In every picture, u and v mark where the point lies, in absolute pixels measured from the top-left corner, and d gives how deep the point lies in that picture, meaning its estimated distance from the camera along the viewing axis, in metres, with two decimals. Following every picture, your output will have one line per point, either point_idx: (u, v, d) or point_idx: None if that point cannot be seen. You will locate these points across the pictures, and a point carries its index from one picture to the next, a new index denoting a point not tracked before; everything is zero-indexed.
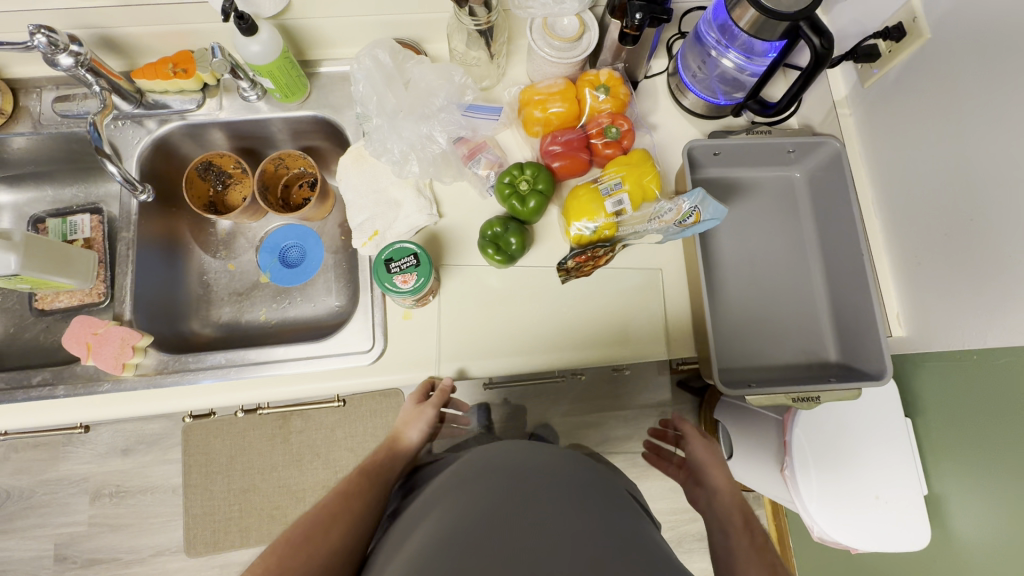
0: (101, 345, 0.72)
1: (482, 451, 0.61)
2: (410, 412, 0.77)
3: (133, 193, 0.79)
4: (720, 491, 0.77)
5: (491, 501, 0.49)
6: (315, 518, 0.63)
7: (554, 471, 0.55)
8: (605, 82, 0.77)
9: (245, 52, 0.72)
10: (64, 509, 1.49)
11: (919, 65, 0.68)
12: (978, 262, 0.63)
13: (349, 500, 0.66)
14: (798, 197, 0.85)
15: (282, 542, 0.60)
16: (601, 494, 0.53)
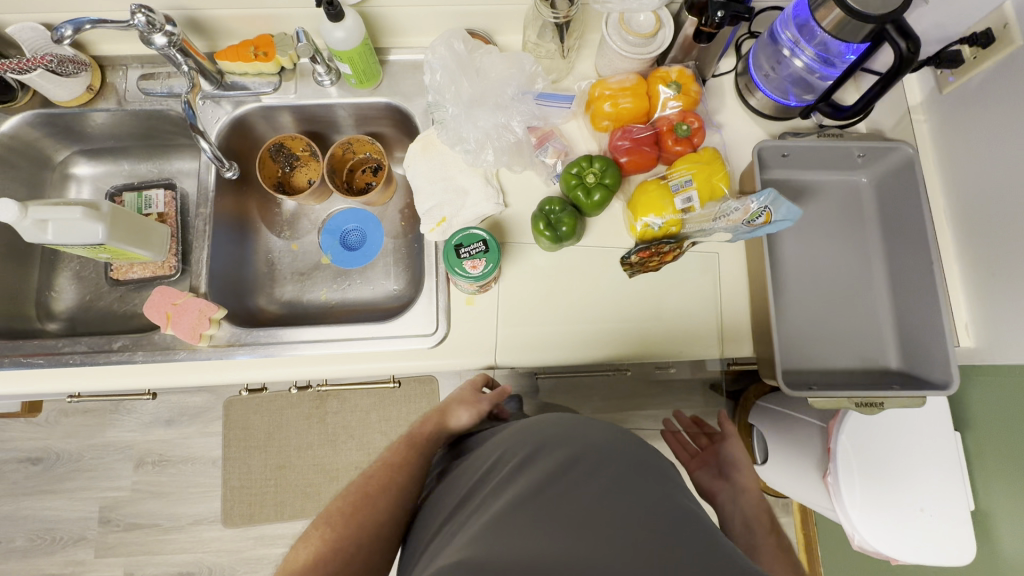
0: (180, 315, 0.75)
1: (536, 419, 0.59)
2: (463, 394, 0.76)
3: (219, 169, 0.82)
4: (747, 490, 0.78)
5: (558, 480, 0.47)
6: (364, 488, 0.66)
7: (617, 440, 0.52)
8: (676, 80, 0.78)
9: (329, 38, 0.74)
10: (109, 474, 1.55)
11: (1007, 72, 0.67)
12: None
13: (393, 472, 0.67)
14: (863, 202, 0.84)
15: (335, 512, 0.65)
16: (668, 472, 0.51)
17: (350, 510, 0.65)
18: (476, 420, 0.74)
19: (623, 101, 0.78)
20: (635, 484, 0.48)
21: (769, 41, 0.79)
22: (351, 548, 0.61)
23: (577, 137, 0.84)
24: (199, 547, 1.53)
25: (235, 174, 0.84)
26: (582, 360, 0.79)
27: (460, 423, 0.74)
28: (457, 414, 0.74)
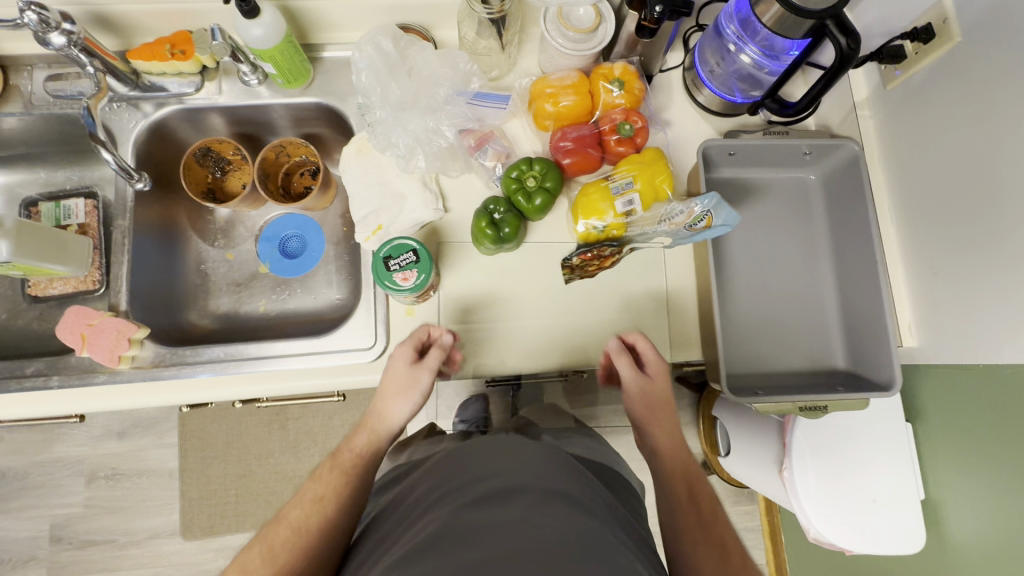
0: (96, 336, 0.70)
1: (460, 455, 0.61)
2: (399, 377, 0.68)
3: (127, 181, 0.75)
4: (660, 453, 0.69)
5: (471, 514, 0.49)
6: (279, 533, 0.58)
7: (530, 466, 0.55)
8: (619, 76, 0.75)
9: (246, 36, 0.68)
10: (59, 491, 1.49)
11: (947, 68, 0.65)
12: (990, 250, 0.63)
13: (320, 506, 0.59)
14: (811, 199, 0.83)
15: (239, 569, 0.56)
16: (582, 489, 0.54)
17: (255, 564, 0.55)
18: (417, 404, 0.69)
19: (565, 99, 0.75)
20: (547, 506, 0.49)
21: (714, 34, 0.77)
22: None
23: (521, 137, 0.81)
24: (158, 561, 1.48)
25: (146, 184, 0.77)
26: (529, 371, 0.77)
27: (400, 414, 0.68)
28: (396, 404, 0.68)
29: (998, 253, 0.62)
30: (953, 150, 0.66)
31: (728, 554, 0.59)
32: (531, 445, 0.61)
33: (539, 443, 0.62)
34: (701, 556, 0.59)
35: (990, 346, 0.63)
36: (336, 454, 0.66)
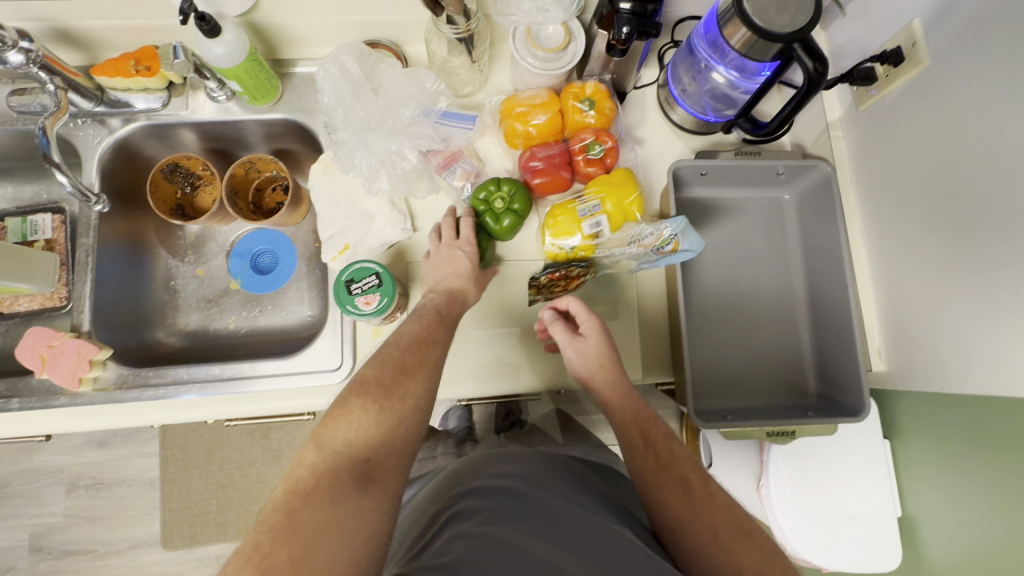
0: (56, 359, 0.70)
1: (462, 471, 0.65)
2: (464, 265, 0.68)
3: (86, 204, 0.74)
4: (609, 406, 0.67)
5: (485, 526, 0.53)
6: (400, 356, 0.57)
7: (534, 479, 0.61)
8: (590, 96, 0.74)
9: (209, 55, 0.67)
10: (39, 501, 1.48)
11: (916, 93, 0.65)
12: (951, 276, 0.63)
13: (424, 347, 0.59)
14: (784, 219, 0.83)
15: (369, 381, 0.54)
16: (585, 499, 0.59)
17: (388, 380, 0.54)
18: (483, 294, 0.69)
19: (535, 117, 0.74)
20: (556, 514, 0.55)
21: (687, 52, 0.76)
22: (399, 423, 0.53)
23: (494, 154, 0.80)
24: (138, 571, 1.47)
25: (106, 207, 0.76)
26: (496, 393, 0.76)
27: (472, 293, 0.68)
28: (467, 289, 0.67)
29: (956, 279, 0.62)
30: (918, 179, 0.66)
31: (696, 486, 0.59)
32: (532, 456, 0.67)
33: (535, 453, 0.68)
34: (667, 498, 0.58)
35: (951, 375, 0.63)
36: (422, 308, 0.65)
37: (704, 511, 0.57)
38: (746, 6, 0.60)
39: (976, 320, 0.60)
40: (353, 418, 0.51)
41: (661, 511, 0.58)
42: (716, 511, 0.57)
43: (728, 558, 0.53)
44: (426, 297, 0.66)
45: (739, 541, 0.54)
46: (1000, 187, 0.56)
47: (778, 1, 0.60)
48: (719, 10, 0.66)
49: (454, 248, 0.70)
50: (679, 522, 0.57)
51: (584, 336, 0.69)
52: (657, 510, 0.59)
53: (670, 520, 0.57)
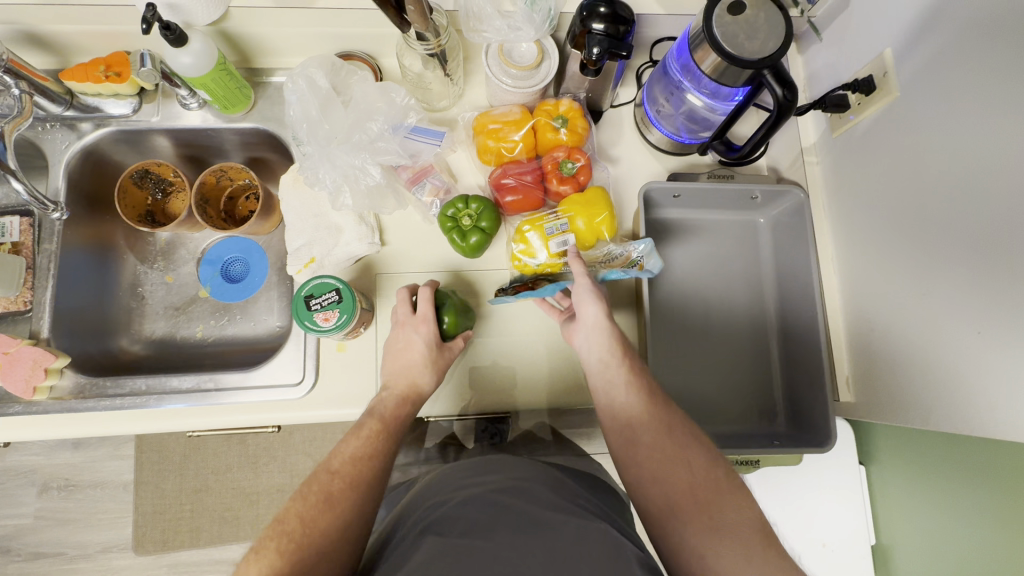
0: (12, 365, 0.69)
1: (438, 480, 0.65)
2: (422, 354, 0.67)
3: (44, 211, 0.72)
4: (593, 326, 0.65)
5: (464, 538, 0.53)
6: (331, 485, 0.58)
7: (516, 480, 0.62)
8: (563, 113, 0.73)
9: (176, 64, 0.67)
10: (11, 501, 1.46)
11: (888, 122, 0.65)
12: (914, 309, 0.63)
13: (365, 464, 0.60)
14: (759, 243, 0.82)
15: (293, 517, 0.55)
16: (568, 498, 0.60)
17: (310, 515, 0.55)
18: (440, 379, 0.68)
19: (508, 135, 0.73)
20: (538, 518, 0.55)
21: (661, 73, 0.75)
22: (318, 558, 0.53)
23: (467, 169, 0.80)
24: None
25: (65, 215, 0.74)
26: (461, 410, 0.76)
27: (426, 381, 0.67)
28: (422, 377, 0.67)
29: (918, 313, 0.62)
30: (889, 208, 0.66)
31: (658, 394, 0.63)
32: (515, 461, 0.67)
33: (517, 459, 0.68)
34: (631, 401, 0.61)
35: (916, 407, 0.63)
36: (368, 414, 0.65)
37: (663, 416, 0.61)
38: (716, 31, 0.59)
39: (936, 357, 0.59)
40: (267, 561, 0.52)
41: (620, 411, 0.61)
42: (675, 419, 0.61)
43: (680, 460, 0.58)
44: (380, 396, 0.67)
45: (692, 446, 0.59)
46: (969, 221, 0.55)
47: (749, 27, 0.59)
48: (691, 33, 0.65)
49: (411, 327, 0.68)
50: (640, 435, 0.60)
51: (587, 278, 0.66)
52: (617, 411, 0.62)
53: (629, 420, 0.61)
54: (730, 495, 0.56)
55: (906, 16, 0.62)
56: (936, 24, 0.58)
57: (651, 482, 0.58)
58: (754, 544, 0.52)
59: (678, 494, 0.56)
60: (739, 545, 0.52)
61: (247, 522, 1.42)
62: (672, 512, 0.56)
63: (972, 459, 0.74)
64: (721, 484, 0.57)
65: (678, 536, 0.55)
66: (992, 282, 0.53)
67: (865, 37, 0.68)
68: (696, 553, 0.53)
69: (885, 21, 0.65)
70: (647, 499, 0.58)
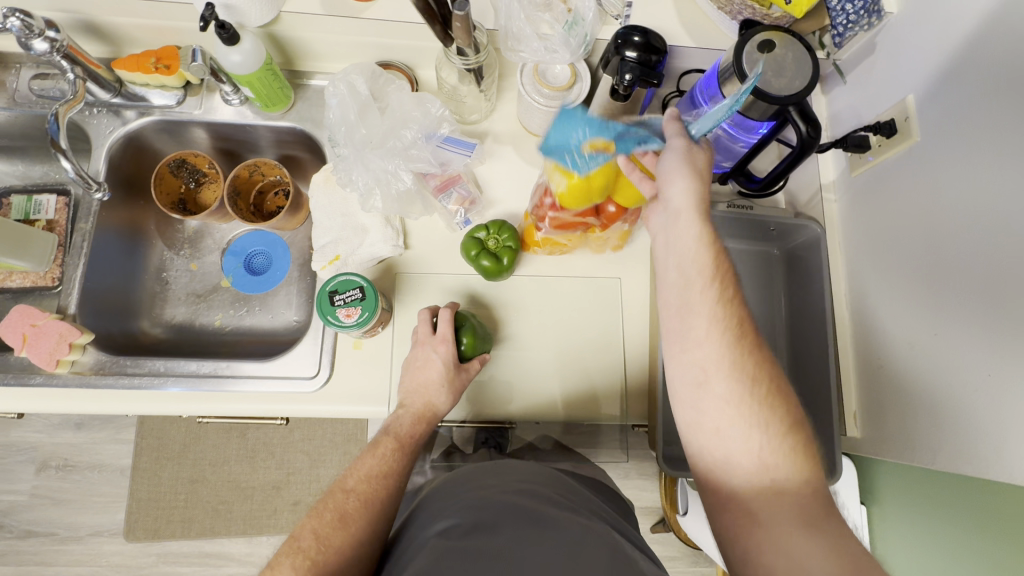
0: (38, 338, 0.71)
1: (446, 485, 0.66)
2: (440, 376, 0.69)
3: (87, 190, 0.75)
4: (676, 216, 0.58)
5: (467, 538, 0.54)
6: (346, 503, 0.60)
7: (522, 483, 0.63)
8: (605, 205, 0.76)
9: (226, 61, 0.70)
10: (8, 477, 1.44)
11: (906, 165, 0.67)
12: (920, 348, 0.64)
13: (381, 482, 0.63)
14: (774, 274, 0.84)
15: (309, 533, 0.57)
16: (576, 504, 0.61)
17: (326, 532, 0.57)
18: (452, 400, 0.70)
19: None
20: (541, 514, 0.57)
21: (688, 103, 0.77)
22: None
23: (494, 180, 0.82)
24: (96, 560, 1.42)
25: (106, 196, 0.78)
26: (460, 416, 0.77)
27: (440, 403, 0.69)
28: (436, 397, 0.69)
29: (924, 351, 0.63)
30: (902, 249, 0.67)
31: (744, 337, 0.54)
32: (522, 466, 0.68)
33: (526, 465, 0.69)
34: (707, 342, 0.53)
35: (922, 448, 0.63)
36: (384, 433, 0.68)
37: (746, 362, 0.53)
38: (745, 67, 0.61)
39: (944, 396, 0.60)
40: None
41: (695, 352, 0.54)
42: (767, 364, 0.53)
43: (751, 421, 0.51)
44: (397, 415, 0.69)
45: (772, 413, 0.51)
46: (981, 265, 0.56)
47: (777, 65, 0.61)
48: (720, 67, 0.67)
49: (429, 346, 0.70)
50: (716, 367, 0.52)
51: (676, 140, 0.58)
52: (688, 348, 0.54)
53: (703, 368, 0.53)
54: (797, 467, 0.50)
55: (929, 66, 0.64)
56: (960, 74, 0.60)
57: (711, 434, 0.52)
58: (817, 523, 0.48)
59: (740, 461, 0.51)
60: (797, 531, 0.47)
61: (239, 517, 1.42)
62: (728, 474, 0.51)
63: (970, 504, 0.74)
64: (790, 463, 0.50)
65: (726, 516, 0.52)
66: (1001, 327, 0.54)
67: (888, 83, 0.70)
68: (743, 532, 0.50)
69: (909, 69, 0.67)
70: (703, 451, 0.54)
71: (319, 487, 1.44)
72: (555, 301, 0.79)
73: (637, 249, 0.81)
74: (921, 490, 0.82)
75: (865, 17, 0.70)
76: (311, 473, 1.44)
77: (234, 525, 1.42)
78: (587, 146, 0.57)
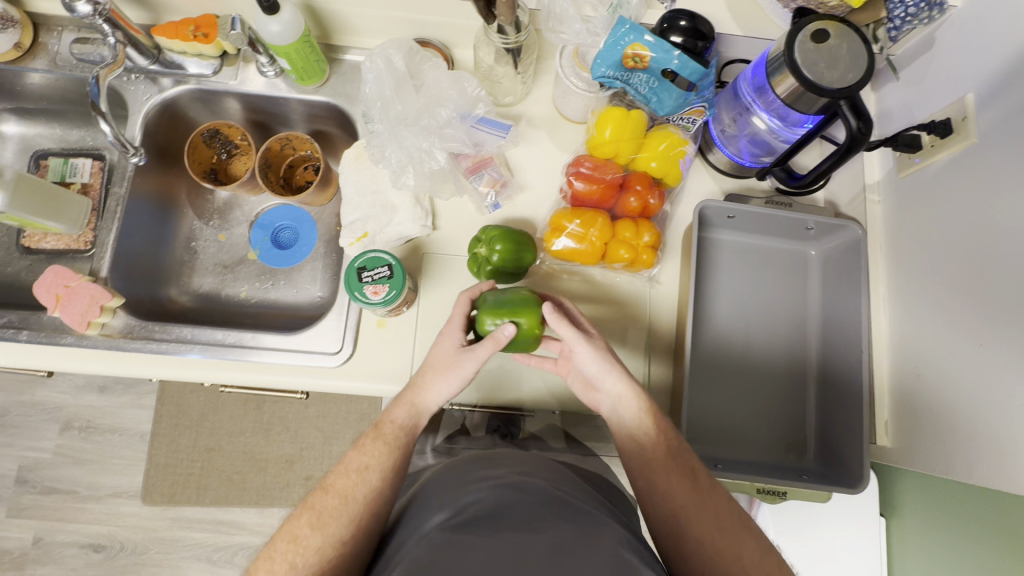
0: (70, 299, 0.72)
1: (449, 473, 0.65)
2: (442, 361, 0.65)
3: (125, 154, 0.75)
4: (623, 397, 0.65)
5: (468, 530, 0.53)
6: (325, 501, 0.61)
7: (519, 476, 0.62)
8: (643, 242, 0.73)
9: (264, 31, 0.69)
10: (33, 435, 1.48)
11: (960, 166, 0.64)
12: (963, 357, 0.61)
13: (360, 476, 0.62)
14: (808, 274, 0.81)
15: (287, 536, 0.59)
16: (583, 502, 0.60)
17: (302, 534, 0.59)
18: (457, 386, 0.66)
19: (612, 151, 0.74)
20: (541, 512, 0.55)
21: (732, 94, 0.74)
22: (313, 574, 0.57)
23: (526, 164, 0.80)
24: (114, 520, 1.46)
25: (142, 160, 0.78)
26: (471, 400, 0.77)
27: (439, 395, 0.65)
28: (432, 387, 0.65)
29: (969, 363, 0.61)
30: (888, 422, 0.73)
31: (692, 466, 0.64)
32: (520, 458, 0.67)
33: (531, 459, 0.67)
34: (673, 484, 0.62)
35: (958, 461, 0.61)
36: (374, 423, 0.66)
37: (704, 501, 0.62)
38: (796, 57, 0.58)
39: (992, 412, 0.57)
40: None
41: (666, 498, 0.63)
42: (721, 504, 0.62)
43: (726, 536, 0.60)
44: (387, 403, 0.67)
45: (742, 535, 0.61)
46: None
47: (830, 56, 0.58)
48: (769, 56, 0.64)
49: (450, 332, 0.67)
50: (682, 511, 0.62)
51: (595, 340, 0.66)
52: (660, 498, 0.63)
53: (675, 507, 0.62)
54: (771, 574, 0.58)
55: (991, 62, 0.61)
56: None
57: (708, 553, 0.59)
58: None
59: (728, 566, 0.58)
60: None
61: (252, 488, 1.44)
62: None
63: (981, 524, 0.70)
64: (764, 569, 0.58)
65: None
66: None
67: (944, 80, 0.67)
68: None
69: (968, 67, 0.64)
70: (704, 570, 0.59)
71: (332, 462, 1.46)
72: (581, 293, 0.78)
73: (669, 244, 0.80)
74: (941, 506, 0.78)
75: (925, 9, 0.67)
76: (324, 449, 1.45)
77: (245, 496, 1.44)
78: (628, 50, 0.64)
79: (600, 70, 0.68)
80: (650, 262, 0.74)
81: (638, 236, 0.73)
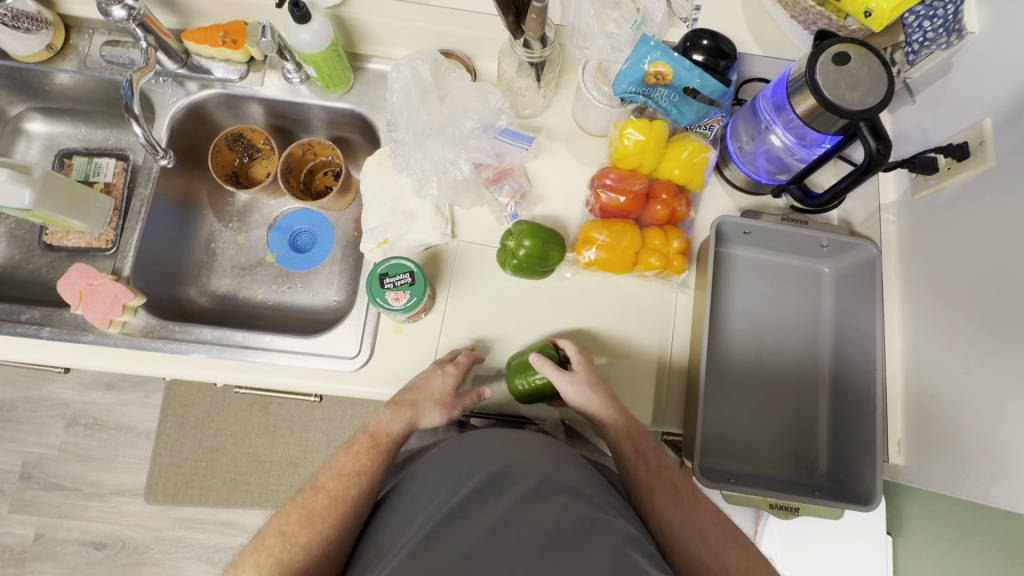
0: (93, 296, 0.73)
1: (445, 449, 0.62)
2: (443, 393, 0.68)
3: (155, 155, 0.76)
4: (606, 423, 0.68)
5: (470, 522, 0.51)
6: (314, 501, 0.61)
7: (522, 457, 0.59)
8: (673, 247, 0.75)
9: (295, 40, 0.70)
10: (39, 431, 1.48)
11: (976, 190, 0.65)
12: (981, 376, 0.62)
13: (350, 481, 0.62)
14: (822, 292, 0.82)
15: (274, 532, 0.59)
16: (591, 489, 0.57)
17: (290, 530, 0.58)
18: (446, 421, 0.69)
19: (637, 162, 0.75)
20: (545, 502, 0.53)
21: (750, 112, 0.75)
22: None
23: (545, 176, 0.81)
24: (117, 518, 1.46)
25: (171, 163, 0.79)
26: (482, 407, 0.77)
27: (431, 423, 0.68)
28: (428, 415, 0.68)
29: (986, 382, 0.61)
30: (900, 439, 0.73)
31: (678, 484, 0.66)
32: (525, 436, 0.62)
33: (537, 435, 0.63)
34: (658, 499, 0.65)
35: (972, 480, 0.61)
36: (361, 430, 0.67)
37: (690, 515, 0.64)
38: (819, 78, 0.59)
39: (1007, 432, 0.58)
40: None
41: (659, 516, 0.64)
42: (705, 517, 0.64)
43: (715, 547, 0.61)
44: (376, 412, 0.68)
45: (726, 542, 0.62)
46: None
47: (852, 78, 0.59)
48: (790, 77, 0.65)
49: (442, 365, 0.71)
50: (671, 525, 0.63)
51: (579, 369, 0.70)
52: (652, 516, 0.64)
53: (662, 523, 0.63)
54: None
55: (1008, 88, 0.62)
56: None
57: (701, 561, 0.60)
58: None
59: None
60: None
61: (256, 490, 1.43)
62: None
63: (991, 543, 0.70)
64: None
65: None
66: None
67: (961, 104, 0.69)
68: None
69: (985, 93, 0.66)
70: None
71: None
72: (596, 304, 0.78)
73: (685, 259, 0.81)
74: (950, 526, 0.78)
75: (943, 35, 0.68)
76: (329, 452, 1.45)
77: (248, 497, 1.43)
78: (650, 68, 0.65)
79: (622, 86, 0.69)
80: (683, 266, 0.75)
81: (668, 242, 0.75)
